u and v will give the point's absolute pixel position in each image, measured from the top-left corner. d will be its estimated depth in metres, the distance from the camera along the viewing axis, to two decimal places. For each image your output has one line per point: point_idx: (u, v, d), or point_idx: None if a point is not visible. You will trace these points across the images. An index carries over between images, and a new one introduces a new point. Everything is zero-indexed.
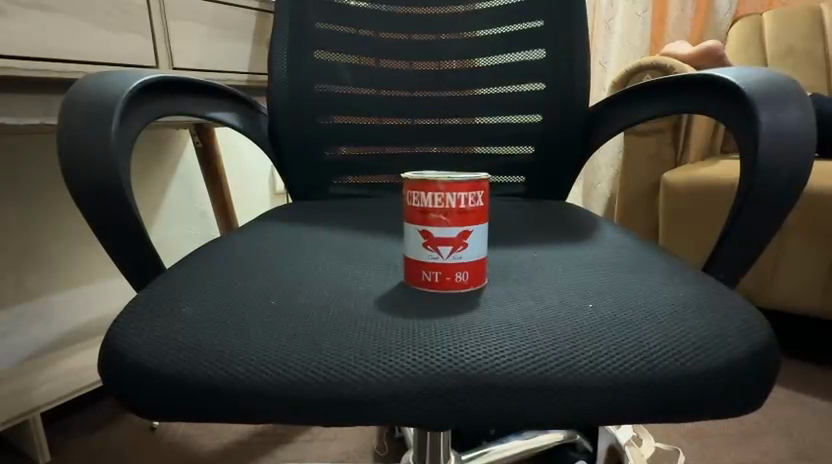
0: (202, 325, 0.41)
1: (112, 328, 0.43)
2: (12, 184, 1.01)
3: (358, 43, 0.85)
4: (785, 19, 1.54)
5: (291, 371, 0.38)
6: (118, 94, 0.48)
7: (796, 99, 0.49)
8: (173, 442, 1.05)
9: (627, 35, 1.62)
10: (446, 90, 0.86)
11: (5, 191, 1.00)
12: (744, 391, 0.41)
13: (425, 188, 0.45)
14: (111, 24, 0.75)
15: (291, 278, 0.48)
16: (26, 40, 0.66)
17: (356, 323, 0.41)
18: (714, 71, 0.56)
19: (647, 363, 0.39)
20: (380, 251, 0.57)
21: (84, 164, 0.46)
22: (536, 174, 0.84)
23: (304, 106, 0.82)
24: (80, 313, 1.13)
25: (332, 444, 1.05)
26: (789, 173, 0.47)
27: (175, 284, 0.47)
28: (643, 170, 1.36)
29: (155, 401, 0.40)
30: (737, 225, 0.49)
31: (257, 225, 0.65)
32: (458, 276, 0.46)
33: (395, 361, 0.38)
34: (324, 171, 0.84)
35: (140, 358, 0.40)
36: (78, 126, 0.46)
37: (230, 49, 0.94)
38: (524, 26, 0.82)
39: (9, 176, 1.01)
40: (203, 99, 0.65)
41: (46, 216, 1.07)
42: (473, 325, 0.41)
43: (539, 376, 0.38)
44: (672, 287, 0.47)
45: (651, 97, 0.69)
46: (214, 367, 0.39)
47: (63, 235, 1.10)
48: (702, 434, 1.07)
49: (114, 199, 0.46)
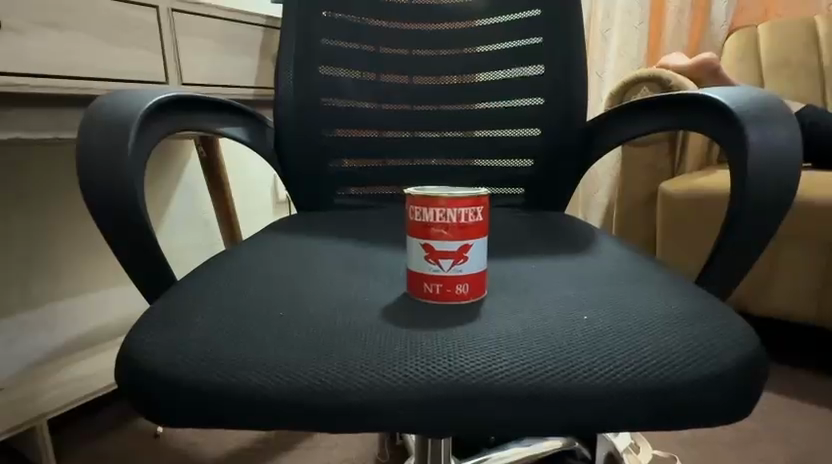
0: (215, 336, 0.43)
1: (129, 336, 0.45)
2: (14, 194, 1.02)
3: (362, 57, 0.87)
4: (780, 31, 1.57)
5: (300, 380, 0.40)
6: (136, 110, 0.51)
7: (783, 119, 0.52)
8: (179, 449, 1.06)
9: (625, 45, 1.64)
10: (448, 104, 0.88)
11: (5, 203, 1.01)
12: (735, 400, 0.43)
13: (427, 203, 0.47)
14: (122, 41, 0.77)
15: (296, 289, 0.50)
16: (41, 57, 0.68)
17: (361, 333, 0.43)
18: (707, 91, 0.58)
19: (641, 375, 0.41)
20: (383, 261, 0.59)
21: (103, 174, 0.47)
22: (535, 186, 0.86)
23: (308, 120, 0.84)
24: (94, 314, 1.17)
25: (334, 451, 1.06)
26: (777, 188, 0.49)
27: (186, 294, 0.49)
28: (642, 180, 1.38)
29: (169, 409, 0.41)
30: (731, 237, 0.51)
31: (263, 236, 0.66)
32: (458, 288, 0.47)
33: (401, 371, 0.40)
34: (327, 182, 0.86)
35: (155, 366, 0.42)
36: (97, 140, 0.48)
37: (238, 62, 0.96)
38: (525, 42, 0.84)
39: (6, 187, 1.01)
40: (213, 114, 0.67)
41: (60, 226, 1.10)
42: (473, 336, 0.43)
43: (537, 386, 0.40)
44: (665, 299, 0.48)
45: (646, 112, 0.72)
46: (228, 376, 0.40)
47: (76, 244, 1.13)
48: (701, 442, 1.09)
49: (129, 212, 0.48)
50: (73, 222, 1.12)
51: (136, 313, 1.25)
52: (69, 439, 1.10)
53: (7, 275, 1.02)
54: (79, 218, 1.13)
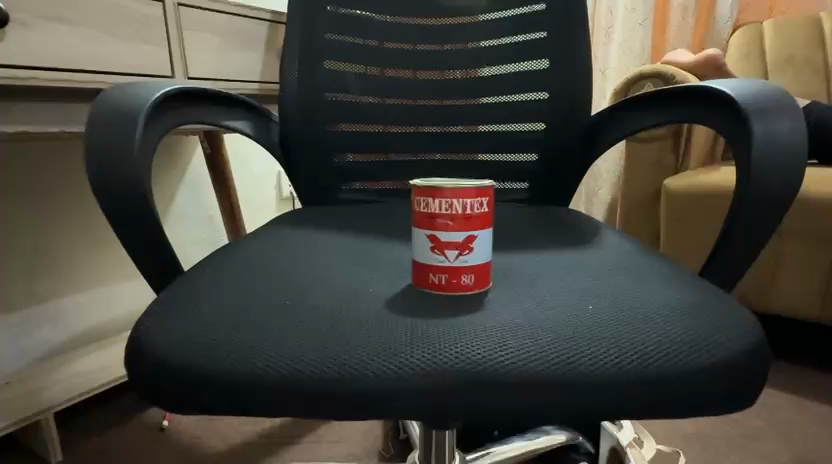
0: (222, 325, 0.43)
1: (137, 325, 0.45)
2: (17, 189, 1.02)
3: (366, 52, 0.87)
4: (786, 27, 1.57)
5: (307, 367, 0.40)
6: (143, 102, 0.51)
7: (788, 110, 0.52)
8: (182, 443, 1.07)
9: (629, 42, 1.64)
10: (452, 99, 0.89)
11: (8, 199, 1.01)
12: (738, 390, 0.43)
13: (433, 194, 0.47)
14: (128, 36, 0.77)
15: (302, 280, 0.50)
16: (47, 51, 0.68)
17: (367, 322, 0.43)
18: (712, 84, 0.58)
19: (645, 363, 0.41)
20: (386, 254, 0.59)
21: (110, 166, 0.48)
22: (539, 181, 0.86)
23: (313, 115, 0.84)
24: (99, 311, 1.17)
25: (338, 446, 1.06)
26: (782, 179, 0.49)
27: (192, 285, 0.49)
28: (646, 176, 1.38)
29: (177, 395, 0.42)
30: (736, 228, 0.51)
31: (268, 230, 0.67)
32: (464, 278, 0.48)
33: (406, 359, 0.40)
34: (331, 177, 0.86)
35: (163, 353, 0.42)
36: (104, 131, 0.49)
37: (244, 58, 0.96)
38: (529, 36, 0.85)
39: (10, 183, 1.01)
40: (220, 108, 0.67)
41: (74, 219, 1.12)
42: (478, 325, 0.43)
43: (541, 374, 0.40)
44: (669, 290, 0.48)
45: (650, 107, 0.72)
46: (236, 363, 0.41)
47: (89, 237, 1.14)
48: (704, 438, 1.09)
49: (137, 203, 0.48)
50: (87, 215, 1.14)
51: (145, 307, 1.27)
52: (73, 433, 1.10)
53: (11, 271, 1.02)
54: (92, 210, 1.15)
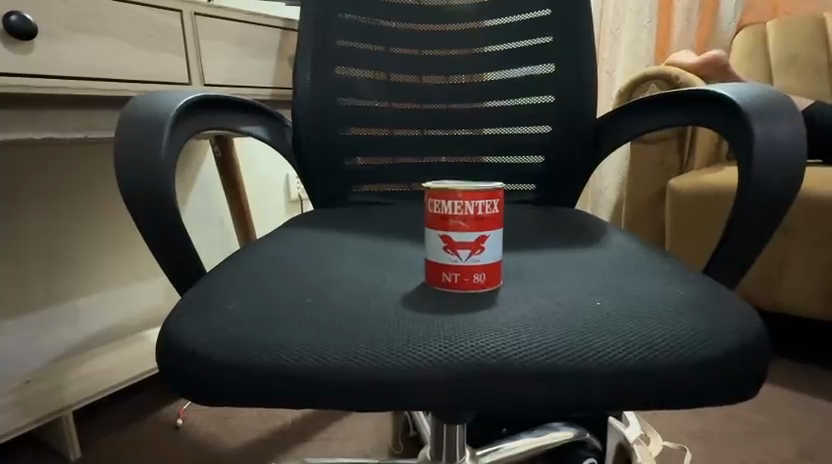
0: (247, 320, 0.45)
1: (167, 321, 0.47)
2: (16, 190, 1.02)
3: (375, 58, 0.89)
4: (789, 28, 1.58)
5: (329, 361, 0.42)
6: (168, 111, 0.53)
7: (786, 112, 0.53)
8: (196, 440, 1.09)
9: (633, 44, 1.66)
10: (459, 103, 0.91)
11: (9, 200, 1.01)
12: (739, 381, 0.45)
13: (444, 196, 0.49)
14: (149, 45, 0.80)
15: (321, 279, 0.52)
16: (72, 60, 0.71)
17: (384, 318, 0.45)
18: (712, 89, 0.60)
19: (651, 355, 0.43)
20: (400, 254, 0.61)
21: (138, 171, 0.50)
22: (544, 182, 0.88)
23: (325, 120, 0.86)
24: (113, 311, 1.20)
25: (349, 443, 1.09)
26: (781, 178, 0.51)
27: (216, 284, 0.51)
28: (651, 177, 1.39)
29: (205, 387, 0.44)
30: (738, 227, 0.53)
31: (282, 231, 0.68)
32: (476, 277, 0.50)
33: (422, 352, 0.42)
34: (342, 180, 0.88)
35: (192, 347, 0.44)
36: (133, 138, 0.51)
37: (257, 64, 0.98)
38: (535, 42, 0.87)
39: (9, 184, 1.01)
40: (237, 115, 0.69)
41: (94, 221, 1.15)
42: (491, 319, 0.45)
43: (551, 365, 0.42)
44: (674, 287, 0.50)
45: (655, 109, 0.73)
46: (261, 356, 0.43)
47: (108, 239, 1.17)
48: (709, 435, 1.10)
49: (164, 206, 0.50)
50: (107, 217, 1.17)
51: (163, 306, 1.30)
52: (90, 430, 1.13)
53: (26, 273, 1.05)
54: (113, 212, 1.19)
